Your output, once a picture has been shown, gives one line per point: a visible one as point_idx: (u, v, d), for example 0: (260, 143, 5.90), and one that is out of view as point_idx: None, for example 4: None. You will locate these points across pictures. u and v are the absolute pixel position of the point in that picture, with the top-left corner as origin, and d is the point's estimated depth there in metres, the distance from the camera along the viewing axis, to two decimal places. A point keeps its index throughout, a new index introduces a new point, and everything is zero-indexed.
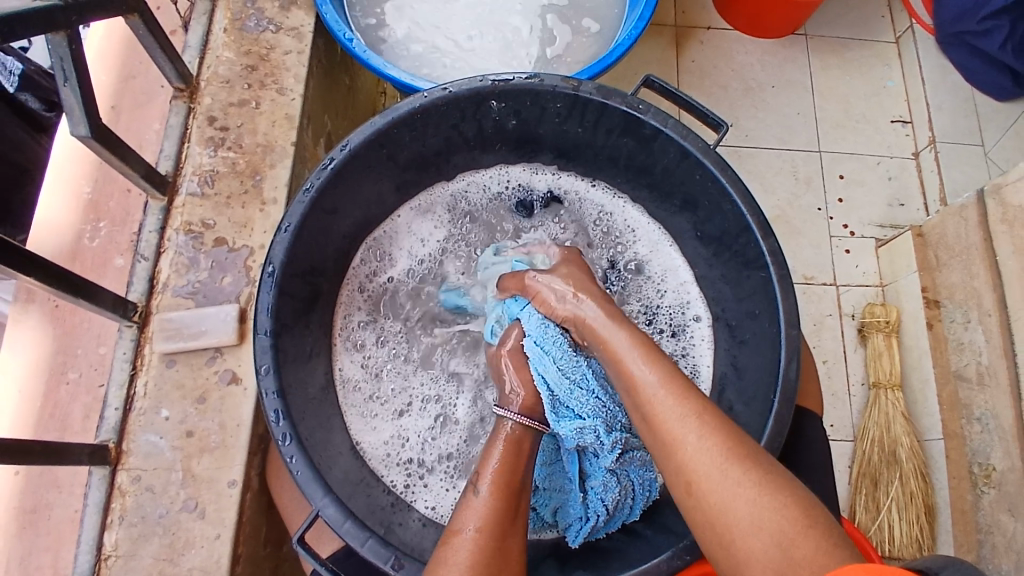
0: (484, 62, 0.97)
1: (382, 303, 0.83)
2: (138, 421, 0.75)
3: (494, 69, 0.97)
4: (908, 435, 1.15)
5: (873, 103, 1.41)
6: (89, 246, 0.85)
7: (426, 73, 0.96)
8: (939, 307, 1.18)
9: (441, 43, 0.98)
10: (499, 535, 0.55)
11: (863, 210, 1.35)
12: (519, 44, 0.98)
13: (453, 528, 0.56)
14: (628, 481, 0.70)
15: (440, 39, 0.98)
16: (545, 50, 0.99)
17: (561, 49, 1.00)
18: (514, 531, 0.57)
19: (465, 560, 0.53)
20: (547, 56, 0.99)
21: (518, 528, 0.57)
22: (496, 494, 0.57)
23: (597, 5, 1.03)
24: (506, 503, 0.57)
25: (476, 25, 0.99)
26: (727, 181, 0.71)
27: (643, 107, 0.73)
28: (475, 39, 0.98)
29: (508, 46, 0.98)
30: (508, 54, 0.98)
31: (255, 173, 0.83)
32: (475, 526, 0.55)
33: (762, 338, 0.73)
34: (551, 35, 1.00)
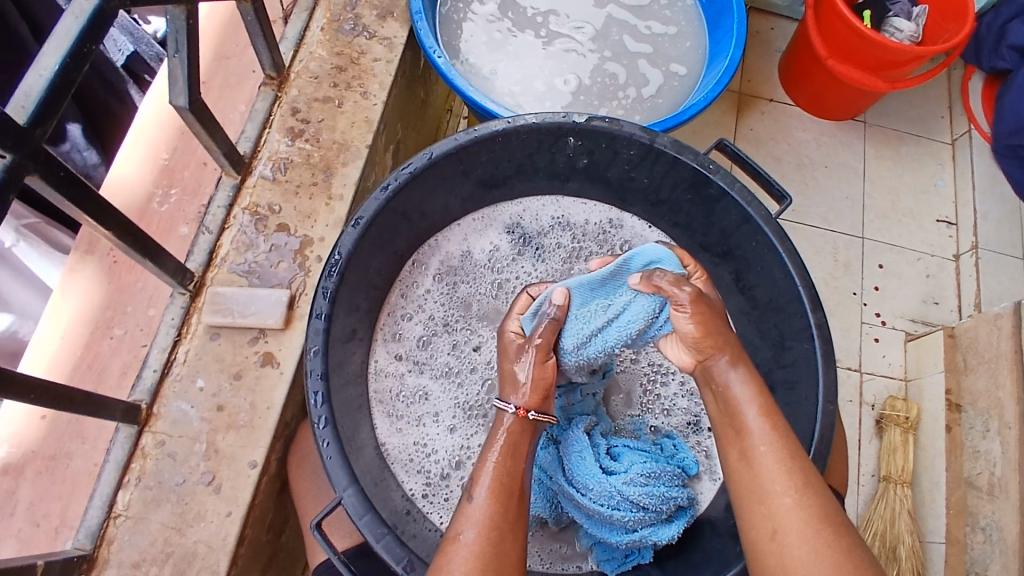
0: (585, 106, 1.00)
1: (423, 305, 0.84)
2: (173, 387, 0.76)
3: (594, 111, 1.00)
4: (911, 534, 1.14)
5: (922, 200, 1.43)
6: (156, 210, 0.87)
7: (510, 99, 0.99)
8: (960, 411, 1.18)
9: (533, 69, 1.01)
10: (496, 540, 0.55)
11: (897, 301, 1.35)
12: (618, 97, 1.02)
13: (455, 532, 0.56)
14: (658, 492, 0.69)
15: (539, 81, 1.00)
16: (641, 92, 1.03)
17: (653, 92, 1.03)
18: (513, 539, 0.56)
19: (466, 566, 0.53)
20: (643, 96, 1.02)
21: (516, 536, 0.56)
22: (495, 501, 0.57)
23: (681, 52, 1.07)
24: (503, 517, 0.56)
25: (573, 72, 1.02)
26: (784, 252, 0.73)
27: (713, 167, 0.76)
28: (574, 83, 1.01)
29: (599, 83, 1.02)
30: (600, 92, 1.01)
31: (327, 168, 0.85)
32: (477, 536, 0.55)
33: (798, 413, 0.74)
34: (644, 79, 1.04)
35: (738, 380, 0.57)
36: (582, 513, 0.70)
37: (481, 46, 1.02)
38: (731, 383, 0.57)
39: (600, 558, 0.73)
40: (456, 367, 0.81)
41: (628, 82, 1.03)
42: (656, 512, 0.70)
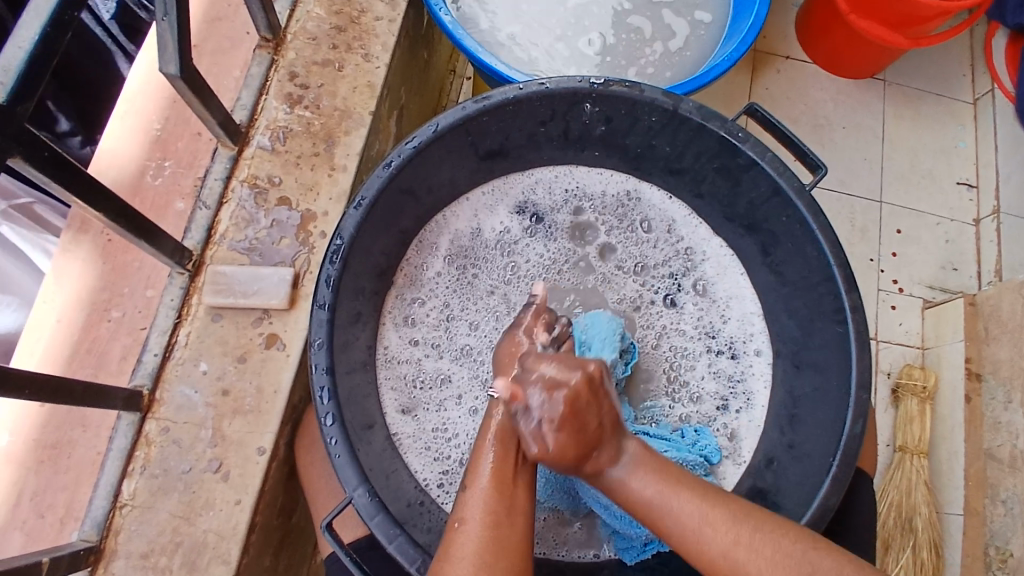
0: (613, 66, 0.95)
1: (433, 286, 0.81)
2: (175, 371, 0.73)
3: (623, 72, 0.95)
4: (928, 505, 1.13)
5: (943, 162, 1.38)
6: (151, 184, 0.82)
7: (536, 54, 0.94)
8: (980, 380, 1.16)
9: (555, 24, 0.96)
10: (497, 525, 0.54)
11: (915, 267, 1.31)
12: (646, 56, 0.96)
13: (461, 514, 0.56)
14: None
15: (561, 43, 0.95)
16: (668, 44, 0.98)
17: (681, 44, 0.98)
18: (513, 522, 0.55)
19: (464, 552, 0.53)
20: (670, 50, 0.98)
21: (517, 522, 0.55)
22: (494, 485, 0.56)
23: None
24: (504, 501, 0.56)
25: (594, 30, 0.96)
26: (817, 227, 0.69)
27: (742, 135, 0.71)
28: (598, 44, 0.96)
29: (626, 35, 0.97)
30: (629, 44, 0.96)
31: (329, 138, 0.80)
32: (478, 517, 0.55)
33: (829, 394, 0.71)
34: (670, 30, 0.99)
35: (634, 471, 0.57)
36: (601, 501, 0.69)
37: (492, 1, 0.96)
38: (626, 478, 0.57)
39: (619, 547, 0.71)
40: (468, 350, 0.78)
41: (655, 34, 0.98)
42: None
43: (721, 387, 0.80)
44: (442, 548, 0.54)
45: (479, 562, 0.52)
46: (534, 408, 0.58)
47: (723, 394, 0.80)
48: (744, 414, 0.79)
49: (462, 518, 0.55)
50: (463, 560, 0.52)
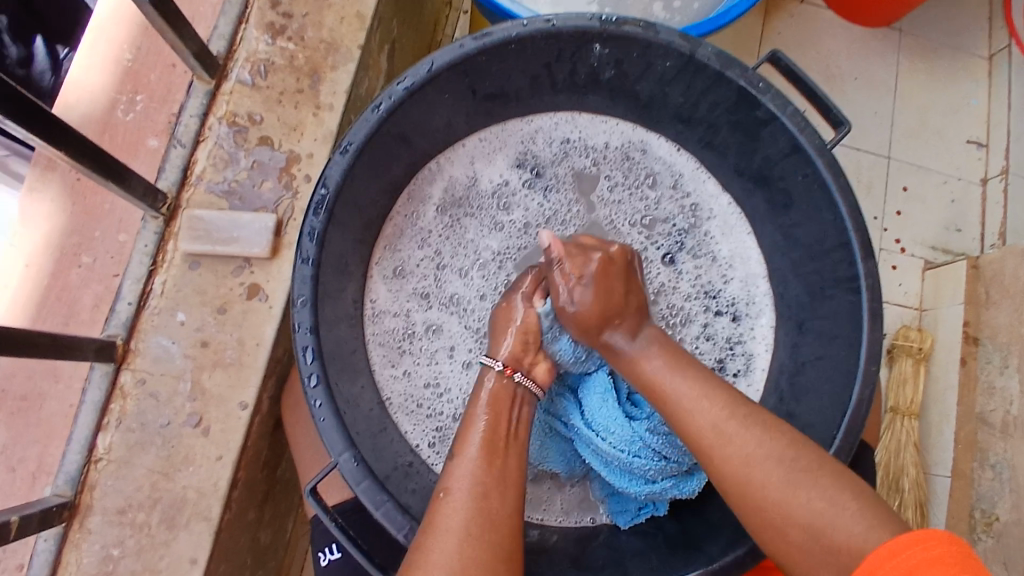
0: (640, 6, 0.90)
1: (424, 238, 0.76)
2: (151, 321, 0.69)
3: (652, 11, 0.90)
4: (916, 467, 1.13)
5: (954, 119, 1.33)
6: (121, 120, 0.76)
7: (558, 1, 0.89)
8: (976, 345, 1.14)
9: None
10: (485, 494, 0.52)
11: (918, 227, 1.28)
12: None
13: (446, 484, 0.54)
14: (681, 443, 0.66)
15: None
16: None
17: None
18: (503, 495, 0.53)
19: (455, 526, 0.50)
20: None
21: (504, 494, 0.53)
22: (483, 454, 0.55)
23: None
24: (490, 470, 0.54)
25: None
26: (835, 188, 0.65)
27: (761, 85, 0.66)
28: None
29: None
30: None
31: (314, 73, 0.74)
32: (463, 488, 0.53)
33: (837, 363, 0.68)
34: None
35: (645, 352, 0.59)
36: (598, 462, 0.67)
37: None
38: (637, 355, 0.59)
39: (613, 510, 0.70)
40: (460, 305, 0.75)
41: None
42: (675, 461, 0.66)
43: (720, 350, 0.78)
44: (426, 519, 0.52)
45: (465, 535, 0.50)
46: (569, 289, 0.63)
47: (723, 357, 0.78)
48: (742, 379, 0.77)
49: (447, 488, 0.53)
50: (447, 530, 0.50)
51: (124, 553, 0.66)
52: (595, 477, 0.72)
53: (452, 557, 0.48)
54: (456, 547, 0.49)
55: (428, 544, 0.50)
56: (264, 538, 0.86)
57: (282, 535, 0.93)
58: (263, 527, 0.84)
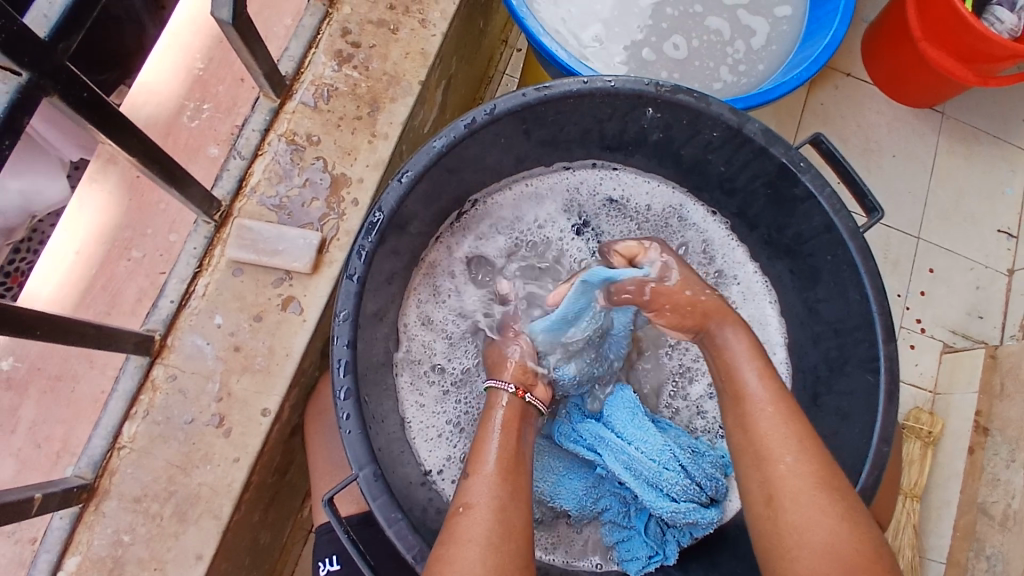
0: (697, 74, 0.92)
1: (463, 270, 0.79)
2: (189, 320, 0.72)
3: (710, 78, 0.92)
4: (911, 549, 1.13)
5: (988, 206, 1.33)
6: (186, 125, 0.81)
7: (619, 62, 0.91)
8: (986, 435, 1.14)
9: (631, 24, 0.92)
10: (503, 507, 0.53)
11: (941, 310, 1.28)
12: (731, 61, 0.93)
13: (467, 500, 0.54)
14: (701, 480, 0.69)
15: (647, 44, 0.92)
16: (749, 45, 0.95)
17: (766, 40, 0.95)
18: (516, 504, 0.54)
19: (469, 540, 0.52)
20: (753, 48, 0.95)
21: (520, 503, 0.55)
22: (501, 471, 0.56)
23: None
24: (508, 486, 0.55)
25: (679, 32, 0.93)
26: (865, 273, 0.67)
27: (804, 165, 0.68)
28: (684, 50, 0.92)
29: (707, 38, 0.93)
30: (710, 49, 0.93)
31: (374, 102, 0.77)
32: (485, 501, 0.54)
33: (850, 444, 0.69)
34: (750, 29, 0.95)
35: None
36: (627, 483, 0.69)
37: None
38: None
39: (623, 557, 0.72)
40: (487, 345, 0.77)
41: (735, 35, 0.94)
42: (698, 487, 0.69)
43: None
44: (445, 531, 0.53)
45: (487, 542, 0.51)
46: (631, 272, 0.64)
47: None
48: None
49: (467, 504, 0.54)
50: (468, 539, 0.51)
51: (134, 540, 0.69)
52: (604, 521, 0.73)
53: (477, 567, 0.49)
54: (480, 557, 0.50)
55: (447, 553, 0.51)
56: (264, 538, 0.88)
57: (280, 537, 0.95)
58: (264, 528, 0.87)
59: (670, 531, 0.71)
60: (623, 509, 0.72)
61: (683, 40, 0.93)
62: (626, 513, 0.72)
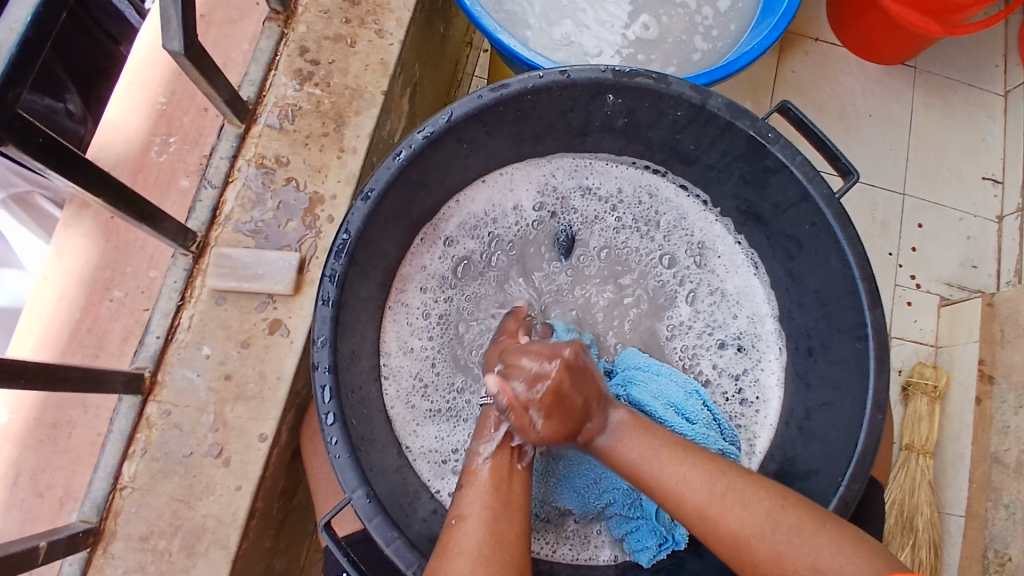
0: (678, 50, 0.92)
1: (439, 279, 0.79)
2: (177, 354, 0.72)
3: (691, 53, 0.93)
4: (930, 506, 1.12)
5: (969, 155, 1.32)
6: (154, 160, 0.80)
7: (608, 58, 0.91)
8: (991, 384, 1.13)
9: (599, 14, 0.92)
10: (494, 516, 0.55)
11: (934, 264, 1.27)
12: (700, 30, 0.94)
13: (459, 512, 0.56)
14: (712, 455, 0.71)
15: (619, 31, 0.92)
16: (717, 7, 0.95)
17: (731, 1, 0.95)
18: (510, 514, 0.56)
19: (464, 553, 0.52)
20: (720, 10, 0.95)
21: (514, 513, 0.56)
22: (489, 480, 0.58)
23: None
24: (500, 494, 0.57)
25: (646, 12, 0.93)
26: (844, 238, 0.66)
27: (771, 135, 0.68)
28: (655, 29, 0.93)
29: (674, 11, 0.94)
30: (681, 22, 0.93)
31: (339, 117, 0.77)
32: (477, 513, 0.55)
33: (847, 409, 0.69)
34: None
35: (621, 438, 0.58)
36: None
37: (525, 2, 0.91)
38: (614, 447, 0.57)
39: (633, 548, 0.71)
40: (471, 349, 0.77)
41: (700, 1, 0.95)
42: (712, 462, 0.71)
43: (729, 386, 0.79)
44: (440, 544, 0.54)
45: (476, 554, 0.52)
46: (523, 389, 0.58)
47: (737, 391, 0.79)
48: (753, 414, 0.78)
49: (459, 515, 0.55)
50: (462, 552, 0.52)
51: None
52: (609, 515, 0.72)
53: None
54: (470, 571, 0.51)
55: (444, 568, 0.51)
56: (279, 565, 0.88)
57: (296, 561, 0.95)
58: (278, 554, 0.86)
59: None
60: (628, 501, 0.70)
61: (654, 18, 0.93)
62: (632, 505, 0.71)
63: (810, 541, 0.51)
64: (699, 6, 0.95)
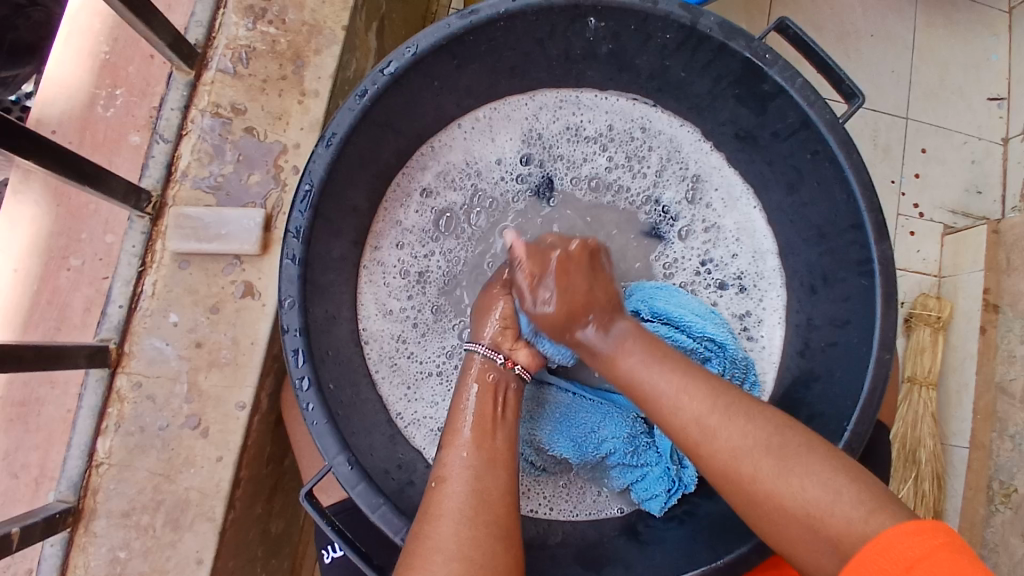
0: None
1: (417, 233, 0.74)
2: (143, 323, 0.68)
3: None
4: (933, 438, 1.11)
5: (974, 75, 1.26)
6: (102, 116, 0.75)
7: None
8: (997, 312, 1.10)
9: None
10: (479, 479, 0.52)
11: (938, 191, 1.22)
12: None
13: (439, 474, 0.54)
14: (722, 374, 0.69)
15: None
16: None
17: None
18: (497, 476, 0.53)
19: (449, 526, 0.49)
20: None
21: (500, 475, 0.53)
22: (474, 439, 0.55)
23: None
24: (484, 454, 0.54)
25: None
26: (850, 167, 0.61)
27: (769, 57, 0.62)
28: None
29: None
30: None
31: (297, 58, 0.71)
32: (458, 474, 0.53)
33: (852, 349, 0.65)
34: None
35: (623, 345, 0.56)
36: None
37: None
38: (614, 353, 0.56)
39: (642, 497, 0.69)
40: (456, 303, 0.73)
41: None
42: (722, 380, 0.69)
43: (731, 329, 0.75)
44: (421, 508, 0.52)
45: (459, 516, 0.50)
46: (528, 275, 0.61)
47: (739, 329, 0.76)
48: (757, 356, 0.75)
49: (440, 477, 0.53)
50: (446, 519, 0.50)
51: (131, 555, 0.66)
52: (611, 465, 0.70)
53: (450, 543, 0.48)
54: (453, 531, 0.49)
55: (432, 536, 0.49)
56: (275, 528, 0.87)
57: (294, 522, 0.94)
58: (273, 518, 0.85)
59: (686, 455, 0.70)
60: (630, 449, 0.68)
61: None
62: (633, 452, 0.69)
63: (833, 483, 0.46)
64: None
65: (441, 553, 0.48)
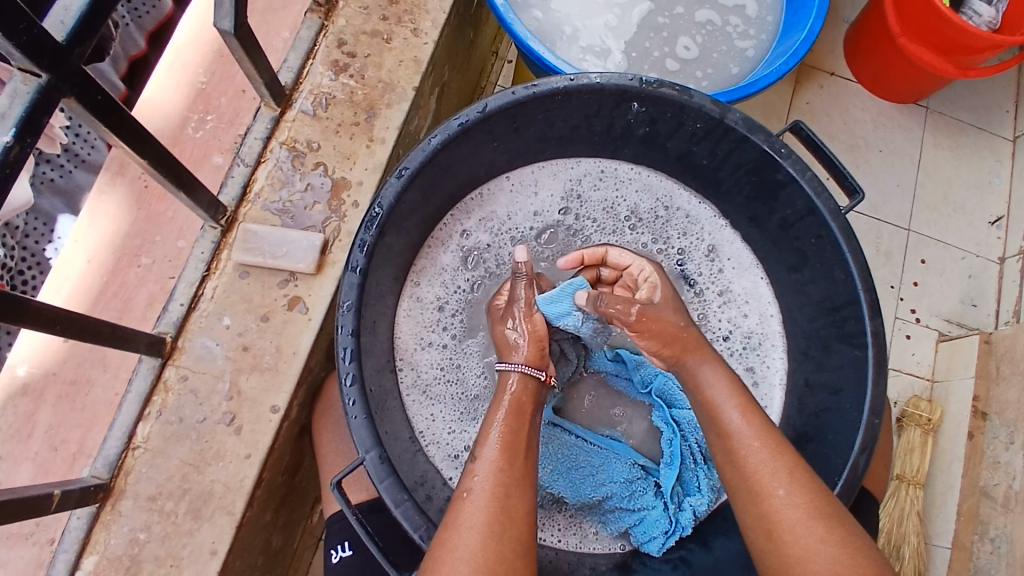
0: (714, 65, 0.96)
1: (455, 269, 0.81)
2: (198, 323, 0.75)
3: (727, 70, 0.96)
4: (917, 536, 1.13)
5: (975, 196, 1.35)
6: (190, 137, 0.94)
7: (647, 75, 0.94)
8: (985, 419, 1.15)
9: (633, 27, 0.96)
10: (504, 493, 0.56)
11: (935, 299, 1.30)
12: (734, 37, 0.98)
13: (467, 485, 0.57)
14: None
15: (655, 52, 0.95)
16: (747, 30, 0.98)
17: (759, 8, 0.99)
18: (520, 492, 0.57)
19: (472, 525, 0.54)
20: (747, 31, 0.98)
21: (523, 490, 0.57)
22: (501, 457, 0.59)
23: None
24: (507, 469, 0.58)
25: (685, 36, 0.96)
26: (849, 254, 0.69)
27: (785, 151, 0.71)
28: (695, 50, 0.96)
29: (720, 37, 0.98)
30: (719, 45, 0.97)
31: (370, 108, 0.81)
32: (484, 488, 0.56)
33: (842, 420, 0.71)
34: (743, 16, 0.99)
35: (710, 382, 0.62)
36: (666, 428, 0.76)
37: (561, 15, 0.95)
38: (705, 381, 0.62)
39: (641, 540, 0.73)
40: (482, 344, 0.79)
41: (733, 24, 0.98)
42: None
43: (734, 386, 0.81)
44: (449, 517, 0.56)
45: (486, 530, 0.54)
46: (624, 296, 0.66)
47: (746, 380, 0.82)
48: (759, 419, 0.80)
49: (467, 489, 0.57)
50: (471, 528, 0.54)
51: (150, 538, 0.70)
52: (610, 509, 0.74)
53: (474, 554, 0.53)
54: (479, 544, 0.53)
55: (451, 543, 0.54)
56: (276, 541, 0.90)
57: (291, 542, 0.96)
58: (276, 530, 0.88)
59: (685, 500, 0.74)
60: (626, 493, 0.74)
61: (687, 39, 0.96)
62: (629, 496, 0.74)
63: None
64: (726, 15, 0.99)
65: (466, 565, 0.52)
